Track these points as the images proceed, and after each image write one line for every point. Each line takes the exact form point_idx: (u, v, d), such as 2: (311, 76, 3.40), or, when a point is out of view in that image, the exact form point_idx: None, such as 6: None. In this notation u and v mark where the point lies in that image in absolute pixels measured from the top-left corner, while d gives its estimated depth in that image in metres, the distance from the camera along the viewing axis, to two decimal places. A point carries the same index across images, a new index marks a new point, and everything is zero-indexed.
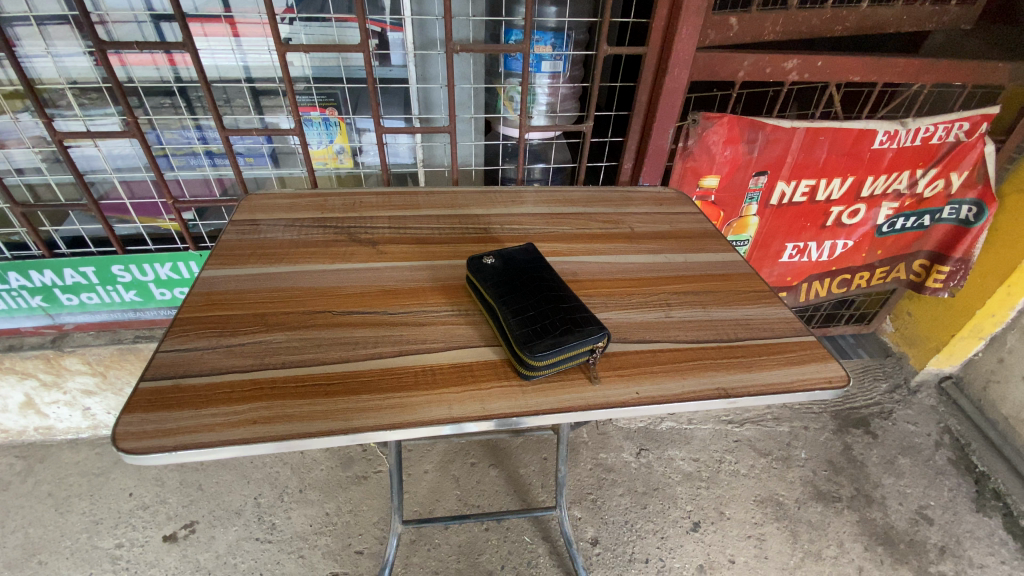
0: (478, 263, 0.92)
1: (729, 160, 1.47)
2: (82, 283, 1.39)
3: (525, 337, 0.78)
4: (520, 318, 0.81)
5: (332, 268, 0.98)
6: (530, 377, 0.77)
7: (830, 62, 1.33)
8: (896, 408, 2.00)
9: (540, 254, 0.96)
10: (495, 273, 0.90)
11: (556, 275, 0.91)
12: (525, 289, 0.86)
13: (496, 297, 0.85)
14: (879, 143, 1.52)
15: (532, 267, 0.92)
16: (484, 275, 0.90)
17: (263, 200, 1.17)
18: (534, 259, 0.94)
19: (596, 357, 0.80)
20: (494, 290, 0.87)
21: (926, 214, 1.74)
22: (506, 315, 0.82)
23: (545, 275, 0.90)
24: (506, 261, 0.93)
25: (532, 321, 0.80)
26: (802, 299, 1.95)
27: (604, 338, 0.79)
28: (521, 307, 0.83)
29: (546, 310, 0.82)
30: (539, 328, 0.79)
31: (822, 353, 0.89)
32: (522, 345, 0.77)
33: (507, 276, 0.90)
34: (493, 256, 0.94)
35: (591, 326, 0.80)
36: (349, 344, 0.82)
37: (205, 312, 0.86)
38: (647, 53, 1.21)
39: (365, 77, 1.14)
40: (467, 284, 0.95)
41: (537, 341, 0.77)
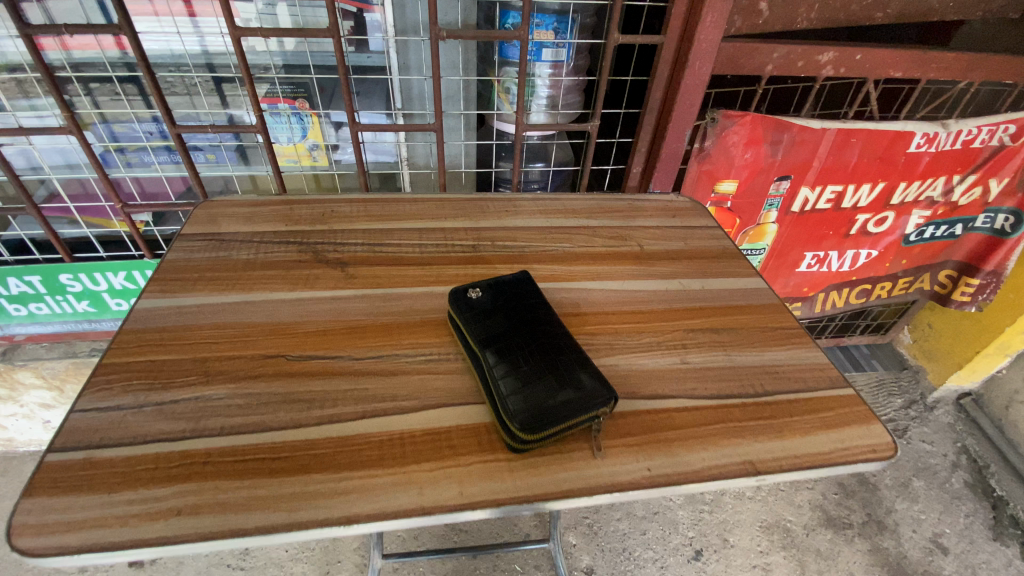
0: (462, 299, 0.78)
1: (749, 163, 1.31)
2: (28, 292, 1.24)
3: (516, 401, 0.65)
4: (510, 375, 0.68)
5: (293, 297, 0.84)
6: (519, 451, 0.65)
7: (871, 55, 1.16)
8: (911, 426, 1.89)
9: (535, 286, 0.83)
10: (482, 312, 0.77)
11: (554, 315, 0.78)
12: (517, 335, 0.73)
13: (483, 344, 0.72)
14: (916, 147, 1.37)
15: (526, 304, 0.78)
16: (469, 316, 0.76)
17: (220, 208, 1.02)
18: (528, 295, 0.80)
19: (600, 424, 0.67)
20: (479, 336, 0.73)
21: (959, 223, 1.60)
22: (494, 370, 0.68)
23: (541, 316, 0.77)
24: (495, 295, 0.80)
25: (525, 380, 0.67)
26: (818, 309, 1.81)
27: (610, 404, 0.66)
28: (512, 359, 0.69)
29: (541, 366, 0.69)
30: (533, 390, 0.66)
31: (864, 411, 0.76)
32: (511, 413, 0.64)
33: (495, 315, 0.76)
34: (480, 290, 0.80)
35: (595, 389, 0.67)
36: (304, 403, 0.68)
37: (135, 356, 0.72)
38: (664, 43, 1.05)
39: (337, 67, 0.97)
40: (448, 320, 0.81)
41: (531, 408, 0.64)
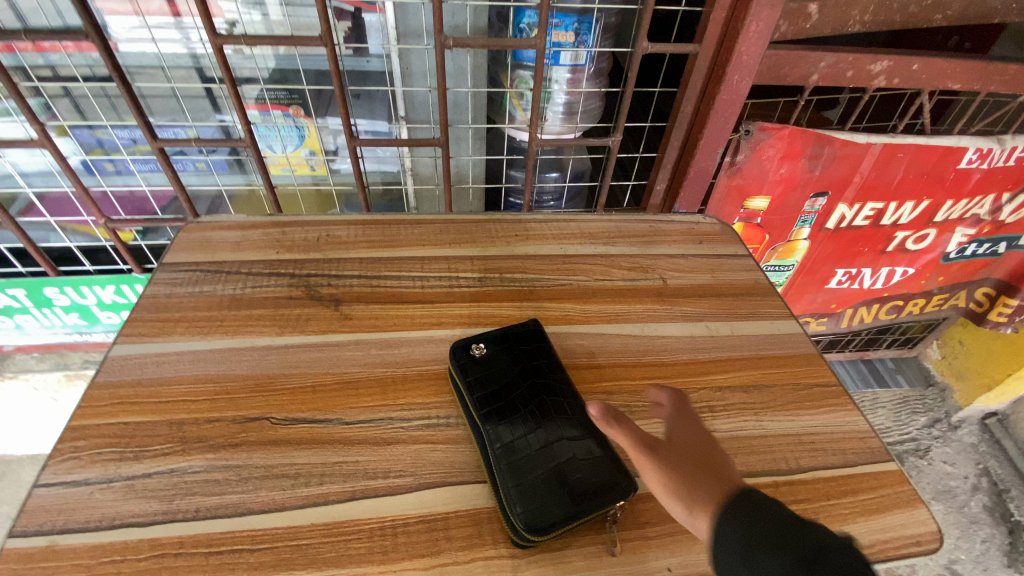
0: (464, 358, 0.71)
1: (784, 179, 1.20)
2: (14, 305, 1.18)
3: (522, 497, 0.59)
4: (517, 461, 0.61)
5: (282, 343, 0.77)
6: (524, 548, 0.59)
7: (929, 65, 1.04)
8: (933, 446, 1.80)
9: (546, 340, 0.75)
10: (486, 375, 0.69)
11: (567, 379, 0.71)
12: (525, 407, 0.66)
13: (487, 418, 0.65)
14: (967, 163, 1.24)
15: (536, 366, 0.71)
16: (472, 380, 0.69)
17: (207, 230, 0.94)
18: (539, 354, 0.73)
19: (616, 512, 0.61)
20: (483, 409, 0.66)
21: (1003, 241, 1.48)
22: (499, 454, 0.62)
23: (552, 381, 0.69)
24: (501, 354, 0.72)
25: (533, 468, 0.61)
26: (844, 325, 1.72)
27: (629, 497, 0.60)
28: (519, 440, 0.63)
29: (550, 451, 0.62)
30: (542, 482, 0.60)
31: (908, 493, 0.69)
32: (518, 511, 0.58)
33: (501, 380, 0.69)
34: (484, 346, 0.73)
35: (612, 480, 0.60)
36: (289, 480, 0.62)
37: (109, 418, 0.66)
38: (699, 53, 0.94)
39: (332, 78, 0.87)
40: (448, 377, 0.74)
41: (539, 505, 0.58)
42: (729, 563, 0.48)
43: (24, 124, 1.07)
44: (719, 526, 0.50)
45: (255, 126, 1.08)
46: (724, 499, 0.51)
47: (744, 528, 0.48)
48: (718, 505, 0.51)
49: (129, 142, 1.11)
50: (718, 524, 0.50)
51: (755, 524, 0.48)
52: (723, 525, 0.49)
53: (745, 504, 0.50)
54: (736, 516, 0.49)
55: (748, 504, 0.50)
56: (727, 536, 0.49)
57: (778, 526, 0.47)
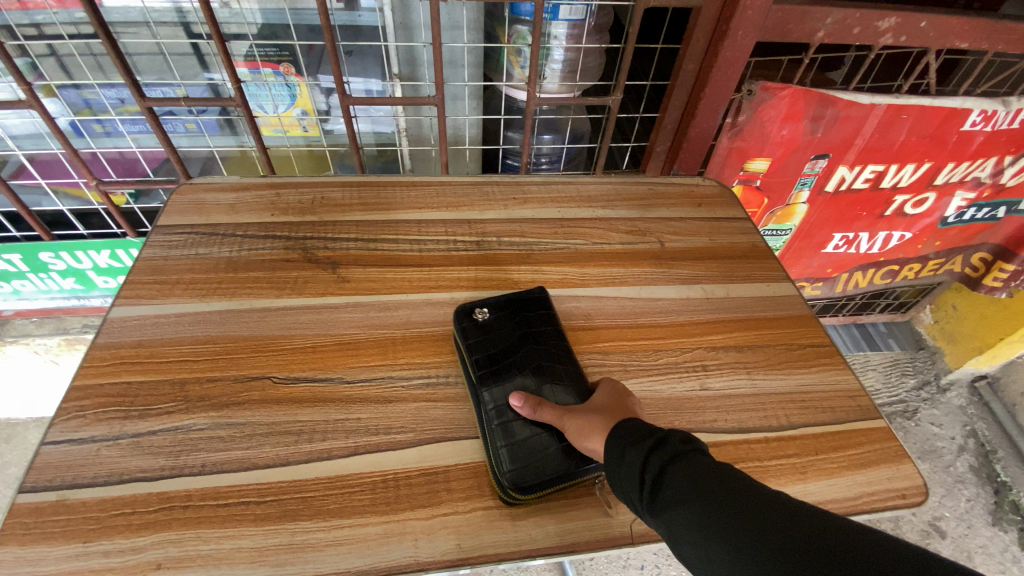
0: (469, 322, 0.73)
1: (785, 141, 1.18)
2: (10, 270, 1.18)
3: (508, 453, 0.61)
4: (506, 420, 0.63)
5: (280, 305, 0.77)
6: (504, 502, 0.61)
7: (938, 21, 1.01)
8: (921, 408, 1.85)
9: (548, 308, 0.76)
10: (485, 337, 0.71)
11: (566, 346, 0.72)
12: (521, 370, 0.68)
13: (482, 378, 0.67)
14: (971, 125, 1.22)
15: (536, 330, 0.72)
16: (474, 342, 0.70)
17: (200, 193, 0.92)
18: (542, 321, 0.74)
19: (603, 475, 0.62)
20: (481, 368, 0.68)
21: (1002, 206, 1.47)
22: (490, 413, 0.64)
23: (550, 347, 0.71)
24: (501, 317, 0.74)
25: (522, 427, 0.62)
26: (839, 289, 1.73)
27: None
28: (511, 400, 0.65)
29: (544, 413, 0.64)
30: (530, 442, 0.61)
31: (894, 449, 0.71)
32: (502, 466, 0.60)
33: (500, 342, 0.70)
34: (488, 312, 0.74)
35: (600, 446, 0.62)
36: (292, 437, 0.63)
37: (111, 378, 0.67)
38: (704, 8, 0.92)
39: (323, 34, 0.84)
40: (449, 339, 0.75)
41: (524, 462, 0.60)
42: (619, 478, 0.50)
43: (11, 85, 1.06)
44: (610, 450, 0.53)
45: (246, 85, 1.05)
46: (616, 427, 0.54)
47: (629, 443, 0.51)
48: (611, 433, 0.54)
49: (117, 102, 1.09)
50: (610, 446, 0.53)
51: (639, 438, 0.51)
52: (613, 449, 0.52)
53: (631, 427, 0.53)
54: (623, 437, 0.52)
55: (635, 428, 0.53)
56: (615, 456, 0.52)
57: (654, 437, 0.50)
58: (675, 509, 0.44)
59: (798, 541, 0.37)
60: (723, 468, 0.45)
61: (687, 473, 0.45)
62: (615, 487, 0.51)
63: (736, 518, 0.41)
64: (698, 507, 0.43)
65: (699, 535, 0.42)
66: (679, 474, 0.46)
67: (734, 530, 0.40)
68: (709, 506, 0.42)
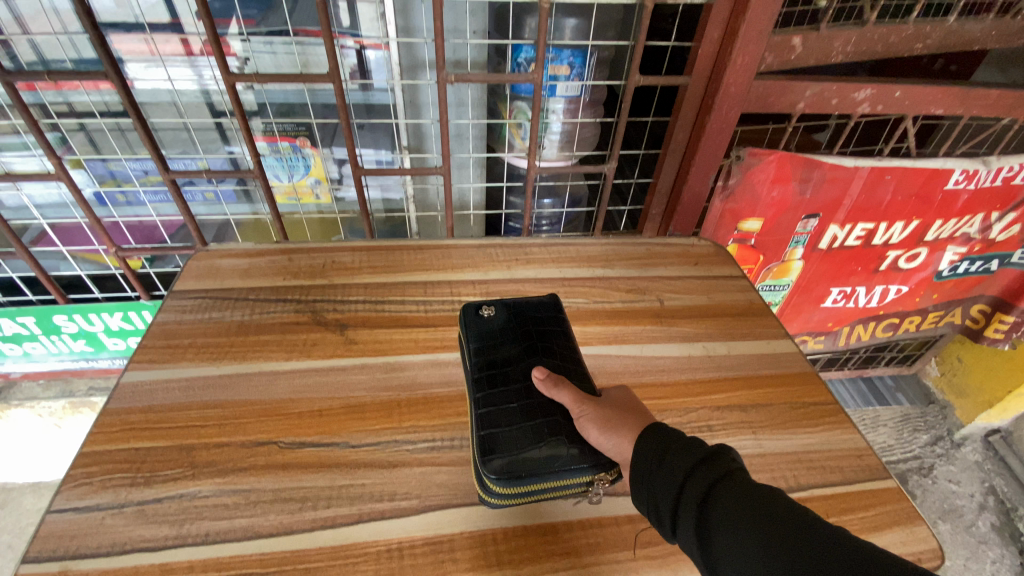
0: (475, 316, 0.77)
1: (776, 202, 1.22)
2: (23, 333, 1.20)
3: (492, 440, 0.62)
4: (495, 409, 0.65)
5: (289, 368, 0.78)
6: (487, 498, 0.62)
7: (910, 92, 1.08)
8: (937, 465, 1.80)
9: (561, 315, 0.79)
10: (492, 333, 0.74)
11: (572, 348, 0.74)
12: (521, 365, 0.70)
13: (481, 369, 0.70)
14: (954, 184, 1.27)
15: (543, 332, 0.75)
16: (478, 334, 0.74)
17: (215, 259, 0.96)
18: (550, 323, 0.77)
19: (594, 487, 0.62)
20: (483, 359, 0.71)
21: (995, 258, 1.50)
22: (483, 400, 0.66)
23: (554, 348, 0.73)
24: (511, 317, 0.77)
25: (511, 418, 0.64)
26: (842, 343, 1.72)
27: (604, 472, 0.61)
28: (505, 392, 0.67)
29: (538, 405, 0.65)
30: (517, 433, 0.63)
31: (908, 511, 0.70)
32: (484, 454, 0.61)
33: (504, 338, 0.74)
34: (493, 307, 0.78)
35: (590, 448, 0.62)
36: (297, 504, 0.63)
37: (119, 444, 0.68)
38: (690, 85, 0.99)
39: (338, 113, 0.91)
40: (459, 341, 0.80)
41: (507, 453, 0.61)
42: (651, 481, 0.51)
43: (39, 158, 1.12)
44: (645, 454, 0.53)
45: (265, 157, 1.12)
46: (652, 432, 0.54)
47: (668, 452, 0.51)
48: (645, 435, 0.54)
49: (142, 173, 1.15)
50: (644, 451, 0.53)
51: (677, 448, 0.51)
52: (647, 453, 0.53)
53: (668, 433, 0.54)
54: (661, 442, 0.52)
55: (671, 435, 0.53)
56: (649, 461, 0.52)
57: (694, 450, 0.51)
58: (714, 534, 0.46)
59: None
60: (769, 496, 0.46)
61: (729, 499, 0.46)
62: (643, 485, 0.52)
63: (777, 552, 0.43)
64: (741, 536, 0.44)
65: (737, 562, 0.44)
66: (723, 495, 0.47)
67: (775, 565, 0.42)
68: (752, 538, 0.44)
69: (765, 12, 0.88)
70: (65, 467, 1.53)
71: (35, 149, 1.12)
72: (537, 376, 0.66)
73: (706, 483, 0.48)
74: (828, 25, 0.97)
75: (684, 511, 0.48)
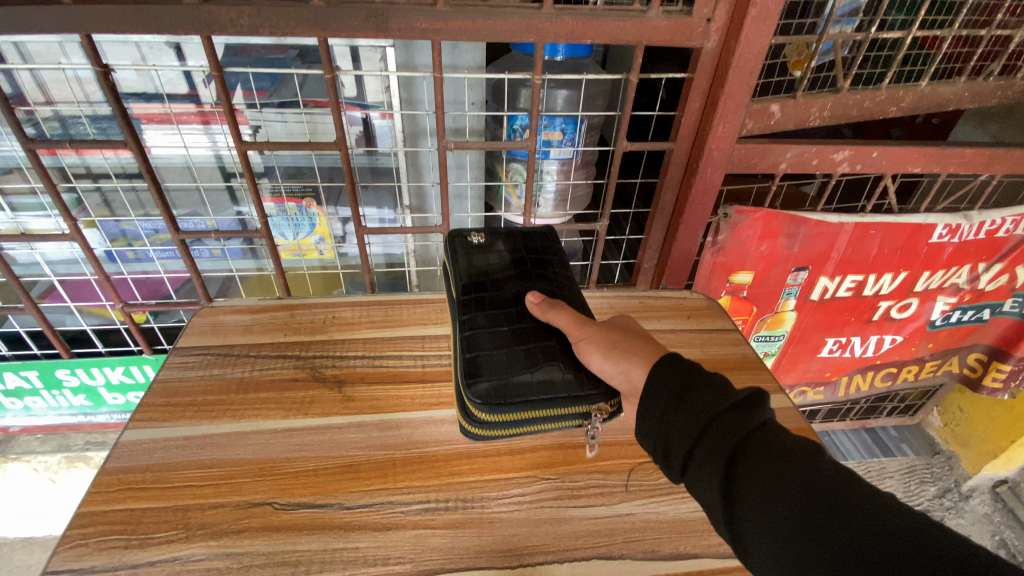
0: (467, 242, 0.90)
1: (765, 256, 1.26)
2: (25, 387, 1.21)
3: (485, 366, 0.72)
4: (487, 335, 0.76)
5: (287, 426, 0.79)
6: (474, 422, 0.71)
7: (887, 152, 1.13)
8: (946, 518, 1.76)
9: (545, 250, 0.92)
10: (480, 257, 0.88)
11: (555, 283, 0.86)
12: (506, 293, 0.83)
13: (473, 295, 0.82)
14: (938, 237, 1.30)
15: (525, 265, 0.88)
16: (469, 263, 0.87)
17: (218, 316, 0.99)
18: (537, 261, 0.89)
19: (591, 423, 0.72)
20: (475, 287, 0.83)
21: (986, 308, 1.52)
22: (477, 327, 0.77)
23: (535, 279, 0.85)
24: (491, 248, 0.91)
25: (502, 342, 0.75)
26: (841, 394, 1.71)
27: (594, 402, 0.70)
28: (494, 318, 0.79)
29: (526, 334, 0.76)
30: (511, 360, 0.73)
31: None
32: (475, 386, 0.70)
33: (486, 268, 0.87)
34: (483, 236, 0.92)
35: (591, 376, 0.72)
36: (291, 568, 0.63)
37: (115, 504, 0.68)
38: (675, 150, 1.05)
39: (344, 178, 0.96)
40: (444, 267, 0.93)
41: (503, 381, 0.71)
42: (671, 417, 0.57)
43: (54, 219, 1.17)
44: (661, 393, 0.59)
45: (272, 217, 1.16)
46: (670, 369, 0.60)
47: (690, 392, 0.58)
48: (662, 374, 0.60)
49: (152, 232, 1.20)
50: (667, 389, 0.59)
51: (699, 388, 0.57)
52: (663, 393, 0.59)
53: (686, 372, 0.60)
54: (681, 380, 0.59)
55: (691, 373, 0.60)
56: (666, 401, 0.58)
57: (719, 388, 0.57)
58: (729, 470, 0.52)
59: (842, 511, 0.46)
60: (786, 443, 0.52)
61: (749, 438, 0.53)
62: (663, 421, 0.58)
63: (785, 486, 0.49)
64: (757, 474, 0.51)
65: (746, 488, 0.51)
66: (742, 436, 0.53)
67: (781, 497, 0.49)
68: (770, 476, 0.50)
69: (742, 85, 0.94)
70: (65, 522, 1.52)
71: (52, 210, 1.17)
72: (530, 303, 0.78)
73: (727, 423, 0.54)
74: (804, 92, 1.03)
75: (701, 451, 0.54)
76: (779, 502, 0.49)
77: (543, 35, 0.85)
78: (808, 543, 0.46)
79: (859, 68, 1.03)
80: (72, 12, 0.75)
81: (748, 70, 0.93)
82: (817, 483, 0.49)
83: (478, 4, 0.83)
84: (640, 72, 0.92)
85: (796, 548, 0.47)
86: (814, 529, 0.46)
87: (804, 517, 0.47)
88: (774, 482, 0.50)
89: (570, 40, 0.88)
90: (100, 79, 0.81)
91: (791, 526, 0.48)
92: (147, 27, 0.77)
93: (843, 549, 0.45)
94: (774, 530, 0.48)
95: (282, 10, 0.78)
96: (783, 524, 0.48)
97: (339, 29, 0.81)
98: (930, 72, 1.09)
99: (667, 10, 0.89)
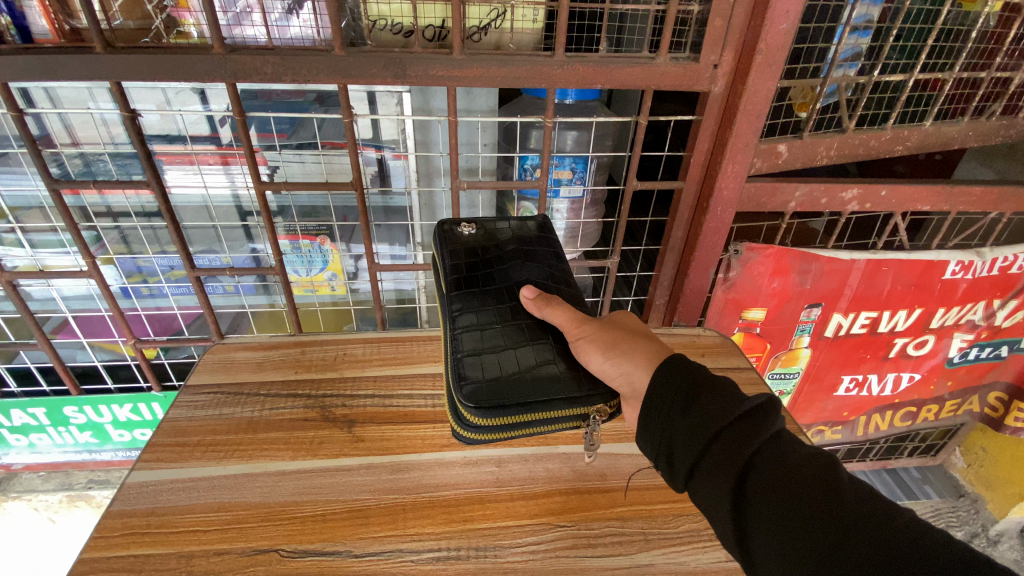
0: (454, 233, 0.90)
1: (777, 292, 1.25)
2: (32, 423, 1.21)
3: (479, 368, 0.70)
4: (477, 333, 0.75)
5: (296, 469, 0.78)
6: (467, 429, 0.69)
7: (895, 190, 1.14)
8: None
9: (536, 243, 0.91)
10: (467, 248, 0.88)
11: (546, 273, 0.85)
12: (498, 288, 0.81)
13: (462, 288, 0.81)
14: (952, 274, 1.29)
15: (517, 258, 0.86)
16: (455, 254, 0.86)
17: (232, 354, 0.98)
18: (528, 250, 0.88)
19: (592, 423, 0.72)
20: (462, 280, 0.82)
21: (1004, 344, 1.49)
22: (468, 325, 0.76)
23: (527, 273, 0.84)
24: (481, 243, 0.89)
25: (496, 341, 0.74)
26: (860, 433, 1.67)
27: (592, 403, 0.70)
28: (484, 314, 0.77)
29: (519, 330, 0.75)
30: (504, 360, 0.72)
31: None
32: (467, 387, 0.68)
33: (477, 262, 0.85)
34: (472, 227, 0.92)
35: (589, 376, 0.71)
36: None
37: (119, 550, 0.67)
38: (686, 188, 1.06)
39: (359, 216, 0.97)
40: (434, 260, 0.91)
41: (496, 383, 0.69)
42: (677, 425, 0.60)
43: (73, 255, 1.19)
44: (667, 401, 0.61)
45: (286, 254, 1.18)
46: (674, 377, 0.62)
47: (697, 401, 0.60)
48: (670, 382, 0.62)
49: (167, 269, 1.21)
50: (673, 396, 0.61)
51: (705, 396, 0.60)
52: (669, 401, 0.61)
53: (690, 379, 0.62)
54: (687, 389, 0.61)
55: (695, 380, 0.62)
56: (671, 409, 0.60)
57: (725, 397, 0.59)
58: (735, 478, 0.55)
59: (844, 525, 0.49)
60: (793, 458, 0.54)
61: (761, 454, 0.55)
62: (668, 430, 0.60)
63: (792, 500, 0.52)
64: (763, 482, 0.54)
65: (751, 500, 0.54)
66: (749, 450, 0.56)
67: (787, 512, 0.51)
68: (774, 483, 0.53)
69: (751, 126, 0.96)
70: (69, 562, 1.50)
71: (71, 247, 1.20)
72: (526, 298, 0.77)
73: (733, 432, 0.57)
74: (810, 132, 1.05)
75: (708, 459, 0.57)
76: (784, 509, 0.52)
77: (555, 81, 0.88)
78: (812, 550, 0.49)
79: (863, 108, 1.05)
80: (104, 61, 0.78)
81: (758, 111, 0.94)
82: (819, 489, 0.52)
83: (492, 54, 0.86)
84: (650, 115, 0.95)
85: (800, 554, 0.49)
86: (819, 545, 0.49)
87: (810, 526, 0.50)
88: (778, 490, 0.53)
89: (581, 86, 0.90)
90: (127, 123, 0.83)
91: (798, 533, 0.50)
92: (175, 76, 0.81)
93: (848, 555, 0.47)
94: (783, 542, 0.51)
95: (305, 59, 0.81)
96: (787, 530, 0.51)
97: (358, 76, 0.84)
98: (934, 111, 1.10)
99: (675, 57, 0.92)
